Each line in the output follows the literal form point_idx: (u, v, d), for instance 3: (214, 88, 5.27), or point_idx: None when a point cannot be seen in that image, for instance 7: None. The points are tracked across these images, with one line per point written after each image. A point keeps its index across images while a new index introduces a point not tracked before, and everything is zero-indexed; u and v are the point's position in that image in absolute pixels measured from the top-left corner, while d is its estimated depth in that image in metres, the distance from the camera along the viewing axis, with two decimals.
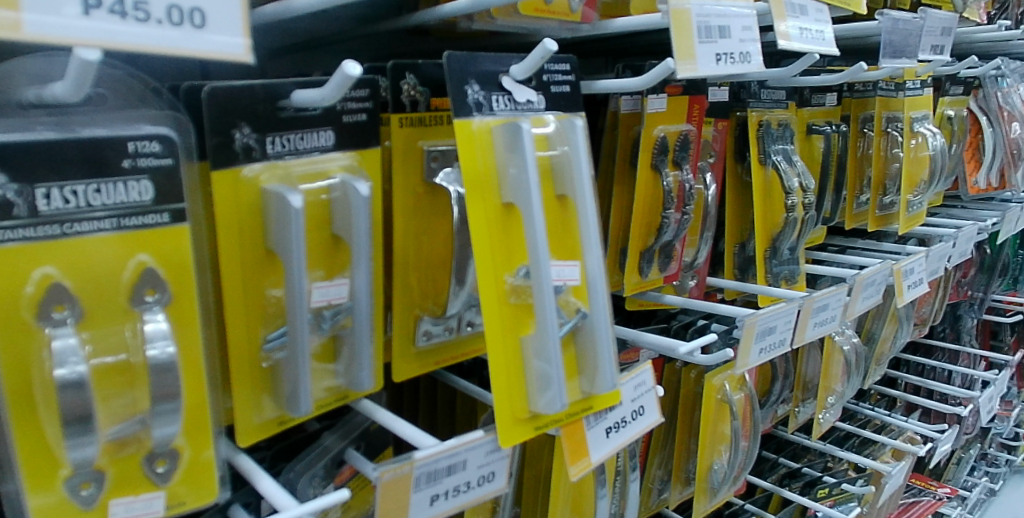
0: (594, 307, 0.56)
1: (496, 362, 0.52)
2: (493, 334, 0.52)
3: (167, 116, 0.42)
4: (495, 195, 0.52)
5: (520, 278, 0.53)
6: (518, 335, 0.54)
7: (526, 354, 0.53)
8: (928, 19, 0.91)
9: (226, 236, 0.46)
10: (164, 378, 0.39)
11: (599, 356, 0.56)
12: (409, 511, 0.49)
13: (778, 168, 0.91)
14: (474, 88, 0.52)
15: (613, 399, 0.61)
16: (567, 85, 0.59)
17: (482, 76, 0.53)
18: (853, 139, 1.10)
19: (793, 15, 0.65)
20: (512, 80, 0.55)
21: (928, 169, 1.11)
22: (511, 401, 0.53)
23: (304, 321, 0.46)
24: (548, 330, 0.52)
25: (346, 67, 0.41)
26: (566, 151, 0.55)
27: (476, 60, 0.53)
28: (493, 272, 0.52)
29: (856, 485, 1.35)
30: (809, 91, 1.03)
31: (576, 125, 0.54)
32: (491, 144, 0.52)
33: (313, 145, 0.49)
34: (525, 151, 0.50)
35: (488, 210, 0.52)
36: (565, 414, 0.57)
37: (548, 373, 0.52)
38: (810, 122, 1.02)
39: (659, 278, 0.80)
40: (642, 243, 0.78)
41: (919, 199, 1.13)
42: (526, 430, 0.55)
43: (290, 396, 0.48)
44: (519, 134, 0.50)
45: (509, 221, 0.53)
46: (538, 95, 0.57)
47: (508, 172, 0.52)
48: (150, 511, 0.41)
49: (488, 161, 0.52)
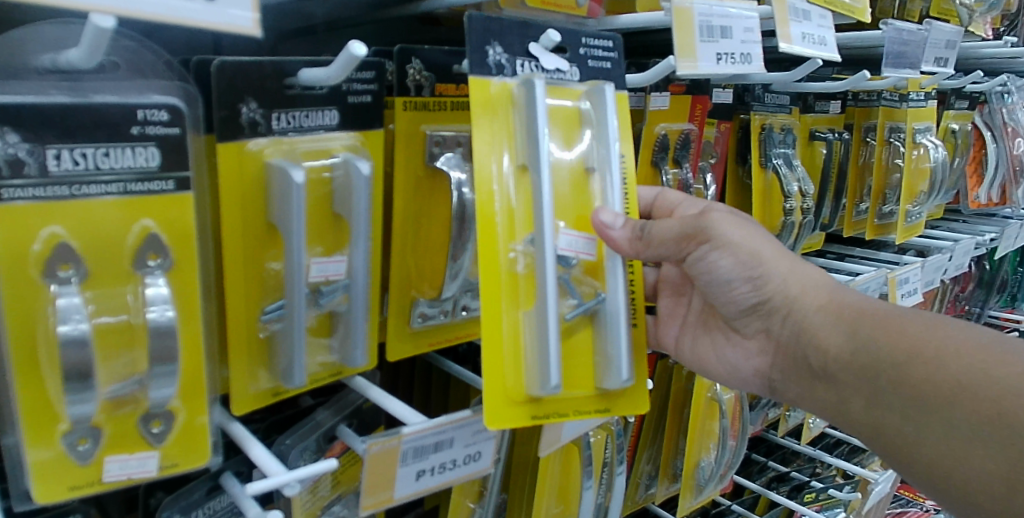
0: (612, 290, 0.57)
1: (494, 336, 0.53)
2: (494, 301, 0.53)
3: (178, 87, 0.43)
4: (507, 157, 0.54)
5: (524, 247, 0.54)
6: (519, 312, 0.55)
7: (527, 328, 0.54)
8: (933, 32, 0.92)
9: (228, 207, 0.47)
10: (164, 341, 0.40)
11: (614, 346, 0.57)
12: (394, 484, 0.50)
13: (778, 172, 0.92)
14: (497, 50, 0.53)
15: (638, 407, 0.61)
16: (608, 62, 0.61)
17: (505, 38, 0.54)
18: (856, 147, 1.11)
19: (795, 20, 0.66)
20: (541, 48, 0.56)
21: (929, 181, 1.11)
22: (501, 383, 0.54)
23: (302, 295, 0.48)
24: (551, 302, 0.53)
25: (351, 47, 0.42)
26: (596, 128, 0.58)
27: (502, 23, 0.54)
28: (497, 238, 0.54)
29: (842, 492, 1.39)
30: (814, 98, 1.03)
31: (606, 92, 0.57)
32: (509, 103, 0.54)
33: (318, 123, 0.50)
34: (537, 106, 0.52)
35: (498, 171, 0.54)
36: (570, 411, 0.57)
37: (545, 347, 0.53)
38: (813, 129, 1.03)
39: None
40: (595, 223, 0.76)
41: (918, 210, 1.13)
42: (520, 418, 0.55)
43: (285, 367, 0.50)
44: (532, 89, 0.52)
45: (519, 187, 0.55)
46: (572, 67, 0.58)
47: (523, 136, 0.54)
48: (144, 470, 0.43)
49: (504, 125, 0.54)
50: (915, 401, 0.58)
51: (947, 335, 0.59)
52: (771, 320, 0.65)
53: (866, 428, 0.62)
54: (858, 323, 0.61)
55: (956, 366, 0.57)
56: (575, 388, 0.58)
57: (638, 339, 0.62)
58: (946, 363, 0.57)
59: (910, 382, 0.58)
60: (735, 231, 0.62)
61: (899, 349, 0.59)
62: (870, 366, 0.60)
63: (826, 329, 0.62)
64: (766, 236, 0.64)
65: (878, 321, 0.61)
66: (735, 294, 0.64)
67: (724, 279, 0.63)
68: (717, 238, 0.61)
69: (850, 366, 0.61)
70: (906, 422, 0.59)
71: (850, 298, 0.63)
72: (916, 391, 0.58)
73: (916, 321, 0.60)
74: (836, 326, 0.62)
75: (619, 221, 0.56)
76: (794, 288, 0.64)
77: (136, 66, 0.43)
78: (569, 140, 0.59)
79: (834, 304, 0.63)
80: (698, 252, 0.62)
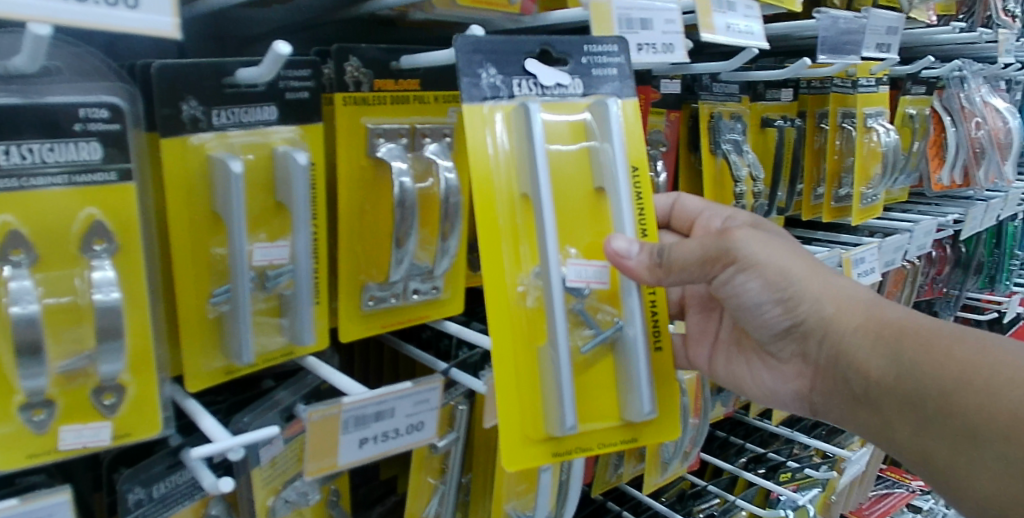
0: (629, 318, 0.62)
1: (507, 367, 0.58)
2: (508, 336, 0.58)
3: (120, 88, 0.47)
4: (513, 186, 0.59)
5: (534, 278, 0.59)
6: (534, 343, 0.59)
7: (543, 364, 0.59)
8: (871, 19, 0.96)
9: (174, 199, 0.51)
10: (109, 318, 0.44)
11: (634, 379, 0.62)
12: (338, 451, 0.54)
13: (727, 159, 0.96)
14: (490, 73, 0.58)
15: (666, 436, 0.65)
16: (613, 67, 0.63)
17: (499, 61, 0.58)
18: (810, 133, 1.15)
19: (719, 11, 0.70)
20: (535, 63, 0.60)
21: (880, 163, 1.14)
22: (521, 425, 0.59)
23: (246, 277, 0.52)
24: (560, 336, 0.58)
25: (276, 46, 0.46)
26: (600, 143, 0.61)
27: (494, 44, 0.58)
28: (506, 274, 0.58)
29: (819, 470, 1.42)
30: (764, 86, 1.07)
31: (609, 109, 0.60)
32: (509, 126, 0.58)
33: (257, 119, 0.54)
34: (533, 129, 0.57)
35: (507, 202, 0.58)
36: (595, 444, 0.62)
37: (558, 379, 0.58)
38: (765, 116, 1.07)
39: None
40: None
41: (874, 192, 1.17)
42: (543, 455, 0.60)
43: (235, 345, 0.54)
44: (528, 115, 0.57)
45: (523, 214, 0.59)
46: (572, 78, 0.62)
47: (524, 164, 0.58)
48: (98, 439, 0.47)
49: (508, 155, 0.58)
50: (967, 430, 0.58)
51: (1003, 360, 0.58)
52: (806, 342, 0.66)
53: (911, 452, 0.63)
54: (898, 345, 0.61)
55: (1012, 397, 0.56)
56: (601, 419, 0.63)
57: (662, 364, 0.66)
58: (1005, 397, 0.57)
59: (961, 412, 0.58)
60: (761, 251, 0.63)
61: (948, 376, 0.59)
62: (916, 394, 0.60)
63: (865, 352, 0.62)
64: (794, 253, 0.65)
65: (920, 339, 0.60)
66: (766, 317, 0.66)
67: (756, 302, 0.65)
68: (744, 259, 0.63)
69: (895, 391, 0.61)
70: (957, 452, 0.59)
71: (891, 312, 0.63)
72: (971, 424, 0.58)
73: (967, 342, 0.59)
74: (876, 349, 0.62)
75: (636, 248, 0.59)
76: (830, 308, 0.64)
77: (80, 69, 0.47)
78: (582, 161, 0.62)
79: (872, 322, 0.62)
80: (726, 275, 0.64)
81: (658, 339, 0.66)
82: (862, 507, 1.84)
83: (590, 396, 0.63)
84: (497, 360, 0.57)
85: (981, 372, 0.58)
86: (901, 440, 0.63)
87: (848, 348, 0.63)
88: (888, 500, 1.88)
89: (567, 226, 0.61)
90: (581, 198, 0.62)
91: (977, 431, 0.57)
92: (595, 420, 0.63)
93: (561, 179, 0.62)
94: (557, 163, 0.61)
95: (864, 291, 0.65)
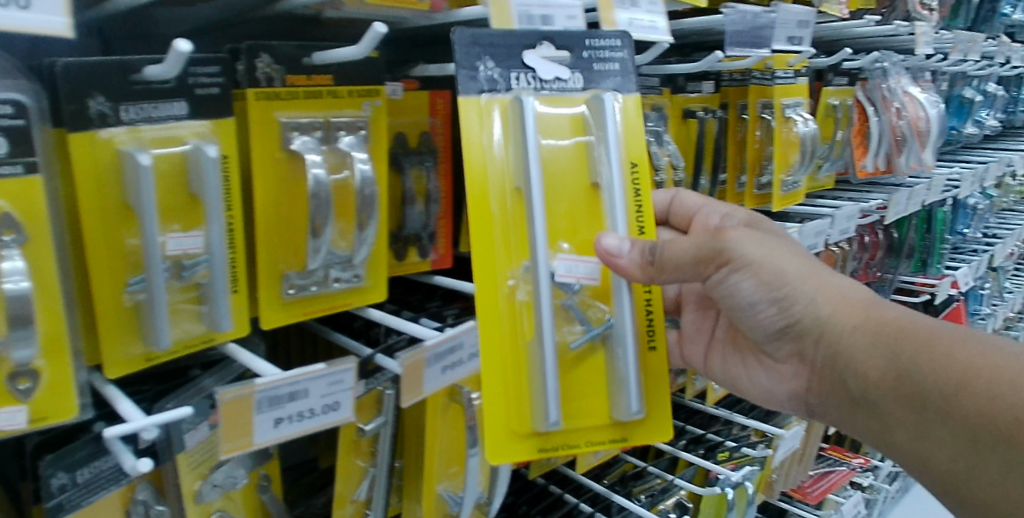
0: (619, 317, 0.70)
1: (496, 353, 0.67)
2: (495, 325, 0.67)
3: (24, 86, 0.49)
4: (508, 180, 0.67)
5: (523, 270, 0.68)
6: (524, 336, 0.68)
7: (532, 358, 0.68)
8: (780, 13, 1.00)
9: (86, 191, 0.53)
10: (18, 305, 0.46)
11: (623, 380, 0.70)
12: (252, 430, 0.57)
13: (648, 149, 1.00)
14: (489, 66, 0.67)
15: (654, 436, 0.73)
16: (613, 61, 0.72)
17: (498, 56, 0.67)
18: (732, 124, 1.20)
19: (621, 6, 0.74)
20: (536, 59, 0.69)
21: (798, 152, 1.19)
22: (507, 420, 0.68)
23: (159, 266, 0.55)
24: (545, 333, 0.67)
25: (177, 44, 0.50)
26: (595, 140, 0.70)
27: (494, 39, 0.67)
28: (499, 268, 0.67)
29: (756, 449, 1.48)
30: (684, 79, 1.13)
31: (603, 107, 0.68)
32: (505, 120, 0.67)
33: (167, 114, 0.57)
34: (526, 126, 0.66)
35: (501, 193, 0.67)
36: (583, 441, 0.71)
37: (544, 376, 0.67)
38: (687, 108, 1.10)
39: (421, 262, 0.83)
40: (421, 190, 0.81)
41: (794, 179, 1.22)
42: (530, 450, 0.70)
43: (152, 331, 0.57)
44: (521, 112, 0.66)
45: (516, 206, 0.68)
46: (571, 72, 0.71)
47: (517, 159, 0.67)
48: (13, 422, 0.49)
49: (503, 149, 0.67)
50: (968, 429, 0.66)
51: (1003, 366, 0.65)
52: (802, 341, 0.75)
53: (911, 451, 0.70)
54: (897, 346, 0.69)
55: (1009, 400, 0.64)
56: (594, 413, 0.72)
57: (655, 362, 0.74)
58: (1002, 397, 0.64)
59: (964, 413, 0.66)
60: (756, 251, 0.72)
61: (949, 380, 0.66)
62: (918, 395, 0.67)
63: (864, 352, 0.70)
64: (790, 254, 0.74)
65: (923, 343, 0.68)
66: (762, 316, 0.75)
67: (751, 300, 0.74)
68: (736, 260, 0.72)
69: (892, 390, 0.69)
70: (959, 454, 0.67)
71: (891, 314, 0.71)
72: (970, 422, 0.65)
73: (970, 347, 0.67)
74: (876, 349, 0.70)
75: (626, 248, 0.67)
76: (825, 309, 0.73)
77: None
78: (579, 159, 0.71)
79: (870, 323, 0.70)
80: (720, 275, 0.73)
81: (653, 339, 0.74)
82: (802, 485, 1.89)
83: (579, 394, 0.72)
84: (483, 351, 0.66)
85: (977, 374, 0.66)
86: (900, 442, 0.71)
87: (847, 349, 0.71)
88: (832, 477, 1.94)
89: (566, 223, 0.70)
90: (579, 202, 0.71)
91: (977, 429, 0.65)
92: (581, 417, 0.72)
93: (557, 181, 0.71)
94: (557, 165, 0.70)
95: (865, 293, 0.74)
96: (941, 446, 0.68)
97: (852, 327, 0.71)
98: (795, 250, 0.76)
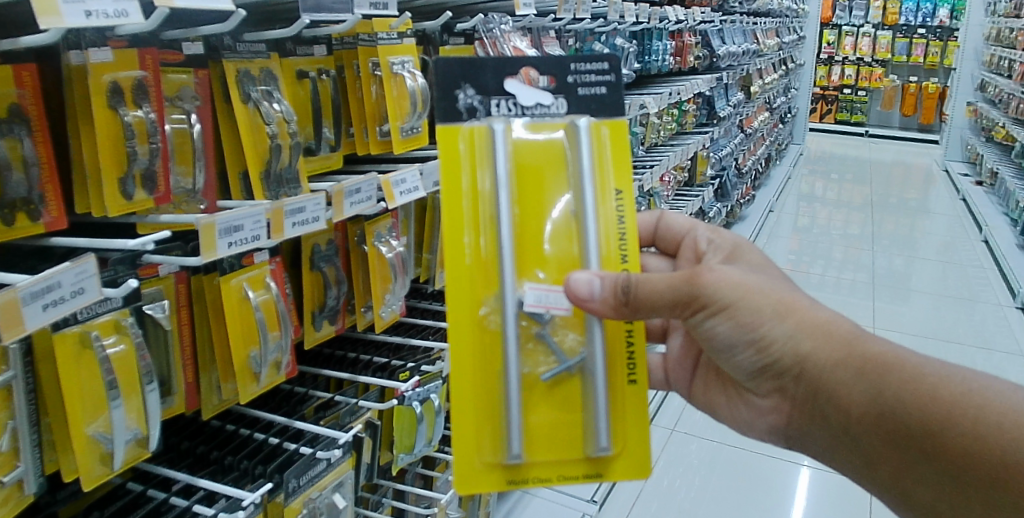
0: (590, 353, 0.91)
1: (464, 375, 0.89)
2: (470, 350, 0.89)
3: None
4: (483, 213, 0.90)
5: (489, 309, 0.90)
6: (493, 365, 0.90)
7: (500, 391, 0.90)
8: None
9: None
10: None
11: (594, 418, 0.92)
12: None
13: (258, 106, 1.11)
14: (470, 94, 0.94)
15: (620, 473, 0.94)
16: (602, 88, 0.96)
17: (479, 88, 0.94)
18: (350, 83, 1.35)
19: None
20: (514, 87, 0.95)
21: (409, 103, 1.36)
22: (479, 455, 0.90)
23: None
24: (511, 363, 0.89)
25: None
26: (575, 172, 0.93)
27: (474, 75, 0.94)
28: (475, 296, 0.90)
29: (432, 365, 1.63)
30: (294, 44, 1.26)
31: (581, 135, 0.92)
32: (485, 152, 0.91)
33: None
34: (497, 157, 0.90)
35: (478, 222, 0.90)
36: (555, 476, 0.92)
37: (508, 405, 0.89)
38: (299, 69, 1.24)
39: (33, 225, 0.90)
40: (17, 157, 0.88)
41: (412, 126, 1.39)
42: (500, 482, 0.91)
43: None
44: (496, 147, 0.90)
45: (487, 246, 0.90)
46: (557, 102, 0.96)
47: (487, 192, 0.90)
48: None
49: (473, 182, 0.91)
50: (954, 467, 0.83)
51: (982, 412, 0.82)
52: (788, 375, 0.93)
53: (893, 481, 0.90)
54: (881, 388, 0.86)
55: (985, 434, 0.81)
56: (568, 454, 0.92)
57: (634, 393, 0.94)
58: (985, 436, 0.81)
59: (949, 449, 0.83)
60: (731, 294, 0.90)
61: (944, 425, 0.83)
62: (904, 433, 0.85)
63: (851, 388, 0.88)
64: (769, 301, 0.91)
65: (917, 385, 0.85)
66: (744, 356, 0.94)
67: (725, 339, 0.92)
68: (705, 299, 0.90)
69: (874, 423, 0.87)
70: (941, 490, 0.85)
71: (874, 350, 0.88)
72: (954, 458, 0.83)
73: (941, 384, 0.84)
74: (859, 382, 0.88)
75: (597, 293, 0.86)
76: (805, 346, 0.90)
77: None
78: (560, 202, 0.93)
79: (852, 362, 0.88)
80: (699, 309, 0.91)
81: (633, 374, 0.95)
82: None
83: (553, 430, 0.92)
84: (456, 368, 0.89)
85: (960, 411, 0.83)
86: (883, 475, 0.90)
87: (830, 382, 0.89)
88: None
89: (541, 259, 0.91)
90: (562, 236, 0.92)
91: (964, 467, 0.82)
92: (551, 452, 0.92)
93: (537, 225, 0.92)
94: (548, 209, 0.93)
95: (846, 328, 0.91)
96: (926, 483, 0.86)
97: (835, 363, 0.89)
98: (776, 289, 0.92)
